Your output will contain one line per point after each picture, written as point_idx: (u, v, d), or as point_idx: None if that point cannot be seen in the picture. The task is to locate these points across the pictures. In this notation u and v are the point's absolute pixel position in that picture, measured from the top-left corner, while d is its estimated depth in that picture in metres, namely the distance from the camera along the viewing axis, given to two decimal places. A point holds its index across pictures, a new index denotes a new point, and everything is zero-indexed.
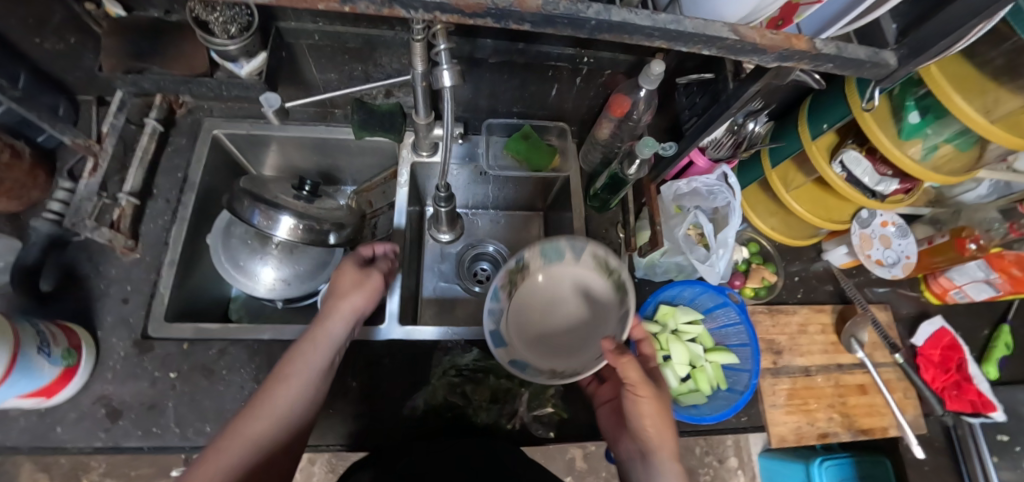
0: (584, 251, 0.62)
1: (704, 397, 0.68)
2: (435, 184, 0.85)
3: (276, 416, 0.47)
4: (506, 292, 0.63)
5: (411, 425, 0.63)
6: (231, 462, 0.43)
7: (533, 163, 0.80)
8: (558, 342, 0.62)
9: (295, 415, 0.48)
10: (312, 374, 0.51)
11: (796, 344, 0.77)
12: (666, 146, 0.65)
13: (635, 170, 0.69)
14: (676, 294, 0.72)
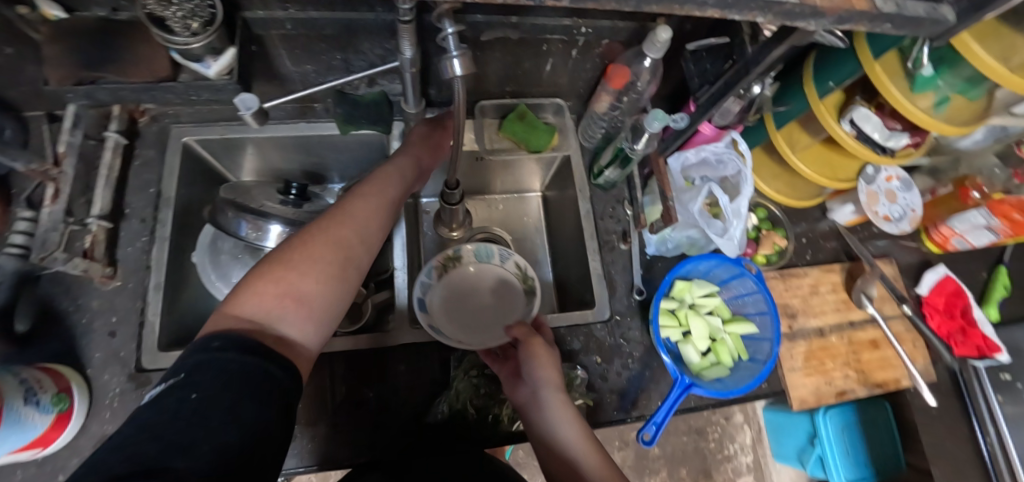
0: (510, 258, 0.73)
1: (725, 369, 0.67)
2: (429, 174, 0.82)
3: (352, 226, 0.53)
4: (437, 274, 0.71)
5: (435, 432, 0.61)
6: (326, 254, 0.49)
7: (532, 144, 0.76)
8: (467, 327, 0.69)
9: (366, 231, 0.54)
10: (389, 203, 0.58)
11: (809, 306, 0.77)
12: (677, 116, 0.63)
13: (643, 145, 0.67)
14: (691, 268, 0.70)
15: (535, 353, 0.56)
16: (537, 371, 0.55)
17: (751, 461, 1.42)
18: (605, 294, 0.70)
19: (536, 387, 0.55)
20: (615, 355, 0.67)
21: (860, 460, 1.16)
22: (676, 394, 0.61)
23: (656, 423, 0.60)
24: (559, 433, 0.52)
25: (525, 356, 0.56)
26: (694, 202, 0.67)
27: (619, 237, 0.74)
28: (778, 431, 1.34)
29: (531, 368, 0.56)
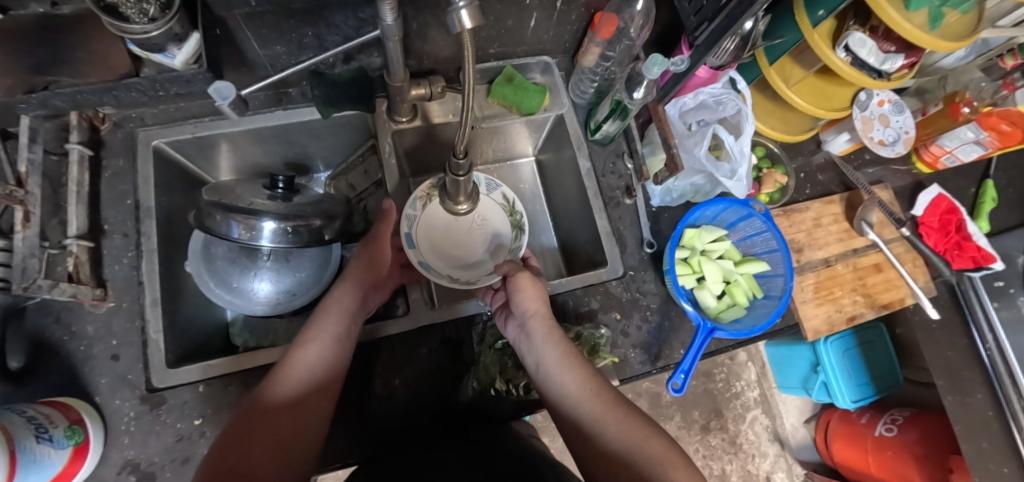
0: (497, 189, 0.74)
1: (742, 310, 0.68)
2: (421, 151, 0.79)
3: (296, 380, 0.51)
4: (422, 205, 0.71)
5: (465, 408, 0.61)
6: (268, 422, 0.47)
7: (524, 106, 0.73)
8: (454, 253, 0.73)
9: (310, 382, 0.51)
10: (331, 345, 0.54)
11: (813, 239, 0.78)
12: (676, 60, 0.62)
13: (642, 95, 0.64)
14: (700, 215, 0.69)
15: (522, 285, 0.60)
16: (525, 299, 0.59)
17: (758, 395, 1.48)
18: (617, 251, 0.69)
19: (523, 317, 0.59)
20: (633, 309, 0.66)
21: (861, 379, 1.22)
22: (701, 339, 0.61)
23: (684, 371, 0.60)
24: (543, 357, 0.56)
25: (511, 289, 0.60)
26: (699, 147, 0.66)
27: (624, 192, 0.72)
28: (782, 364, 1.39)
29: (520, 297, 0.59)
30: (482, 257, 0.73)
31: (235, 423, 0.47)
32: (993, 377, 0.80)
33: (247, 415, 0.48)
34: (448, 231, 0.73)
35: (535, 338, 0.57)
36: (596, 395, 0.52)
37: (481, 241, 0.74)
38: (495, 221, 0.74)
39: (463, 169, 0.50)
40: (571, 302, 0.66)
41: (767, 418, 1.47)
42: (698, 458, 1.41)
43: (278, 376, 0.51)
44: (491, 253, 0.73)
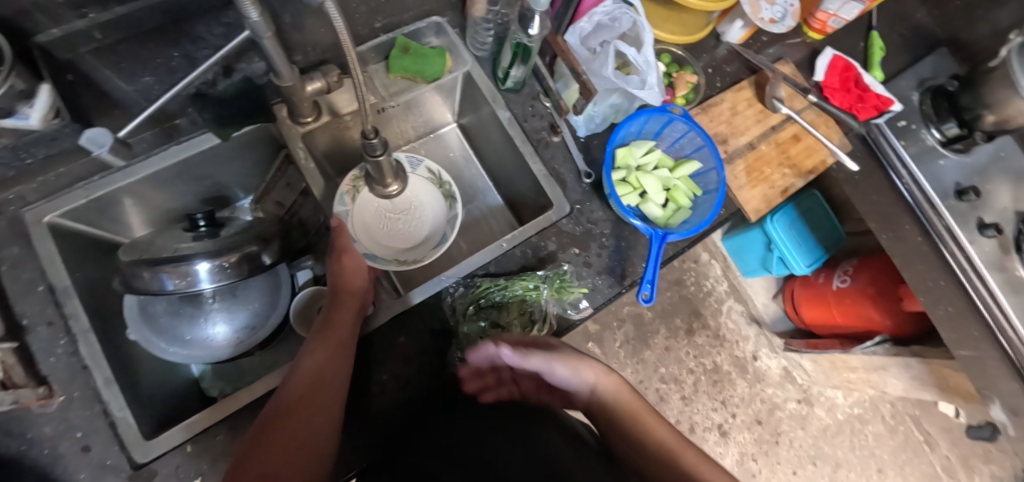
0: (421, 165, 0.73)
1: (686, 210, 0.71)
2: (340, 147, 0.76)
3: (313, 381, 0.49)
4: (350, 198, 0.68)
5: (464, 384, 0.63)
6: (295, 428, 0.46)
7: (427, 73, 0.71)
8: (396, 235, 0.71)
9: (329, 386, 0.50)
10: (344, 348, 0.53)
11: (734, 127, 0.81)
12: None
13: (537, 30, 0.64)
14: (625, 133, 0.71)
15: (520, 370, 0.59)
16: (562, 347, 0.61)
17: (728, 287, 1.58)
18: (558, 189, 0.70)
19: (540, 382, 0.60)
20: (589, 240, 0.68)
21: (809, 244, 1.33)
22: (656, 247, 0.64)
23: (650, 281, 0.63)
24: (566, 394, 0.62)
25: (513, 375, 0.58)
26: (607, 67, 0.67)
27: (549, 131, 0.72)
28: (740, 253, 1.49)
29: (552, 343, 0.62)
30: (427, 228, 0.72)
31: (257, 430, 0.45)
32: (915, 207, 0.84)
33: (267, 422, 0.46)
34: (386, 215, 0.72)
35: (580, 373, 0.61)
36: (642, 410, 0.60)
37: (421, 212, 0.72)
38: (428, 190, 0.73)
39: (379, 149, 0.49)
40: (529, 250, 0.67)
41: (740, 305, 1.58)
42: (690, 360, 1.50)
43: (290, 381, 0.50)
44: (431, 224, 0.72)
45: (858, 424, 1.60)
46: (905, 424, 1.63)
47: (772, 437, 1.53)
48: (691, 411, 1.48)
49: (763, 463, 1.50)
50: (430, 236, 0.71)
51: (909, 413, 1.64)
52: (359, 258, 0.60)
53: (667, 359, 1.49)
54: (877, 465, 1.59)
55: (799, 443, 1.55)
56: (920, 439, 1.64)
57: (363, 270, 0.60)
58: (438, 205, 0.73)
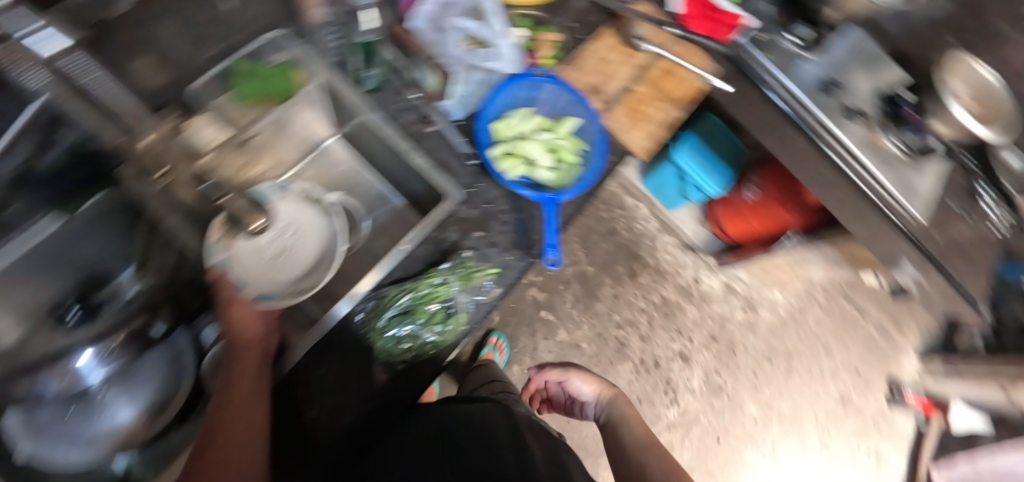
0: (290, 189, 0.67)
1: (576, 167, 0.71)
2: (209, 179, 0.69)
3: (227, 437, 0.47)
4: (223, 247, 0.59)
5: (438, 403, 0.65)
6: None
7: (277, 93, 0.68)
8: (283, 268, 0.64)
9: (249, 433, 0.49)
10: (256, 395, 0.51)
11: (607, 75, 0.82)
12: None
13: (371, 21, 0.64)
14: (496, 107, 0.70)
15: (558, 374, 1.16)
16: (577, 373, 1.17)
17: (658, 225, 1.64)
18: (445, 177, 0.68)
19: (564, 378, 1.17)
20: (489, 219, 0.68)
21: (717, 166, 1.41)
22: (551, 211, 0.66)
23: (553, 245, 0.66)
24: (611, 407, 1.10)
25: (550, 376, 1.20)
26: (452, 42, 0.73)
27: (422, 121, 0.70)
28: (660, 190, 1.55)
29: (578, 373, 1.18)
30: (318, 251, 0.66)
31: None
32: (789, 111, 0.90)
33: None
34: (268, 252, 0.64)
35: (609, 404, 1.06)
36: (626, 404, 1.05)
37: (304, 238, 0.66)
38: (305, 210, 0.67)
39: None
40: (431, 246, 0.66)
41: (673, 237, 1.65)
42: (640, 300, 1.57)
43: (205, 443, 0.47)
44: (322, 241, 0.66)
45: (800, 315, 1.74)
46: (840, 304, 1.79)
47: (728, 349, 1.64)
48: (651, 347, 1.55)
49: (726, 375, 1.62)
50: (322, 259, 0.65)
51: (841, 293, 1.79)
52: (251, 305, 0.56)
53: (618, 305, 1.55)
54: (823, 345, 1.75)
55: (754, 347, 1.67)
56: (854, 312, 1.80)
57: (256, 316, 0.55)
58: (321, 223, 0.66)
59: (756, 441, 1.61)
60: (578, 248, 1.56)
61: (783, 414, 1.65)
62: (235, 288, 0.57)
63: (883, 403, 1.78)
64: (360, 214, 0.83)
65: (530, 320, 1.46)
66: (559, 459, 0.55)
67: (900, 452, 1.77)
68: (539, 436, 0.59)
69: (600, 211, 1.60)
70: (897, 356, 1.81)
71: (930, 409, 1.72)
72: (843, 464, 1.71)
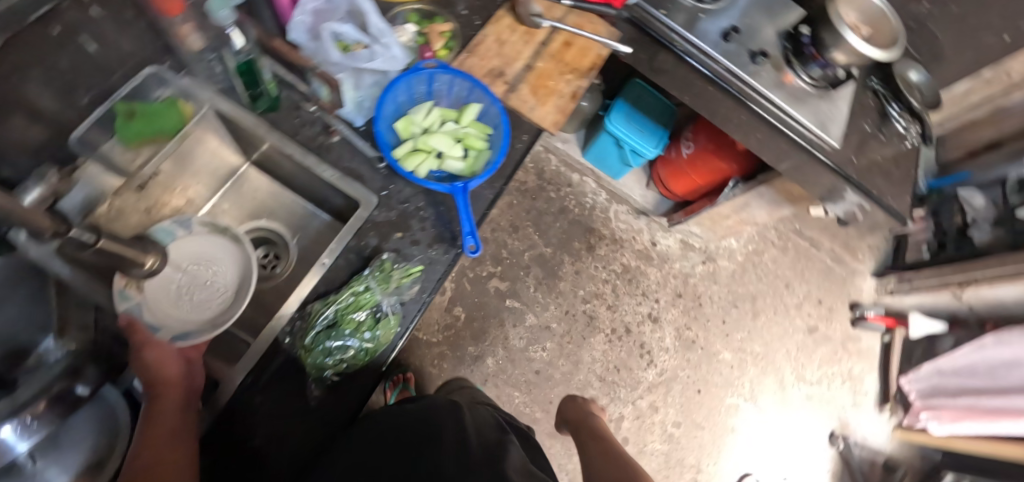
0: (192, 222, 0.65)
1: (486, 151, 0.71)
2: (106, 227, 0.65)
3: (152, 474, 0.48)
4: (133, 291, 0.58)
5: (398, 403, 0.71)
6: None
7: (165, 129, 0.66)
8: (203, 302, 0.63)
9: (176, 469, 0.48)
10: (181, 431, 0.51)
11: (507, 56, 0.81)
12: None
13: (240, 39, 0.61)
14: (394, 105, 0.69)
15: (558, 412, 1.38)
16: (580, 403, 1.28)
17: (607, 195, 1.68)
18: (357, 185, 0.68)
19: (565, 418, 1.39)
20: (408, 218, 0.68)
21: (649, 127, 1.43)
22: (462, 199, 0.64)
23: (469, 232, 0.64)
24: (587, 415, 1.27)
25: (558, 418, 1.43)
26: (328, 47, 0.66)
27: (325, 133, 0.70)
28: (602, 160, 1.60)
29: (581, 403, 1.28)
30: (234, 281, 0.64)
31: None
32: (709, 74, 0.98)
33: None
34: (182, 290, 0.63)
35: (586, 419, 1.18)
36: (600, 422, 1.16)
37: (219, 270, 0.65)
38: (217, 242, 0.66)
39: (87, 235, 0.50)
40: (353, 256, 0.65)
41: (624, 205, 1.69)
42: (601, 272, 1.60)
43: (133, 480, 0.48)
44: (241, 271, 0.65)
45: (757, 258, 1.81)
46: (791, 240, 1.87)
47: (694, 302, 1.68)
48: (621, 315, 1.59)
49: (697, 328, 1.66)
50: (240, 289, 0.64)
51: (791, 230, 1.88)
52: (167, 346, 0.55)
53: (581, 280, 1.58)
54: (784, 282, 1.82)
55: (718, 297, 1.72)
56: (807, 246, 1.88)
57: (172, 357, 0.55)
58: (234, 253, 0.65)
59: (735, 386, 1.66)
60: (533, 232, 1.57)
61: (756, 354, 1.71)
62: (150, 332, 0.57)
63: (849, 326, 1.84)
64: (288, 239, 0.85)
65: (497, 311, 1.47)
66: (494, 447, 0.61)
67: (872, 369, 1.81)
68: (480, 432, 0.65)
69: (548, 192, 1.63)
70: (853, 280, 1.90)
71: (895, 325, 1.80)
72: (821, 393, 1.75)
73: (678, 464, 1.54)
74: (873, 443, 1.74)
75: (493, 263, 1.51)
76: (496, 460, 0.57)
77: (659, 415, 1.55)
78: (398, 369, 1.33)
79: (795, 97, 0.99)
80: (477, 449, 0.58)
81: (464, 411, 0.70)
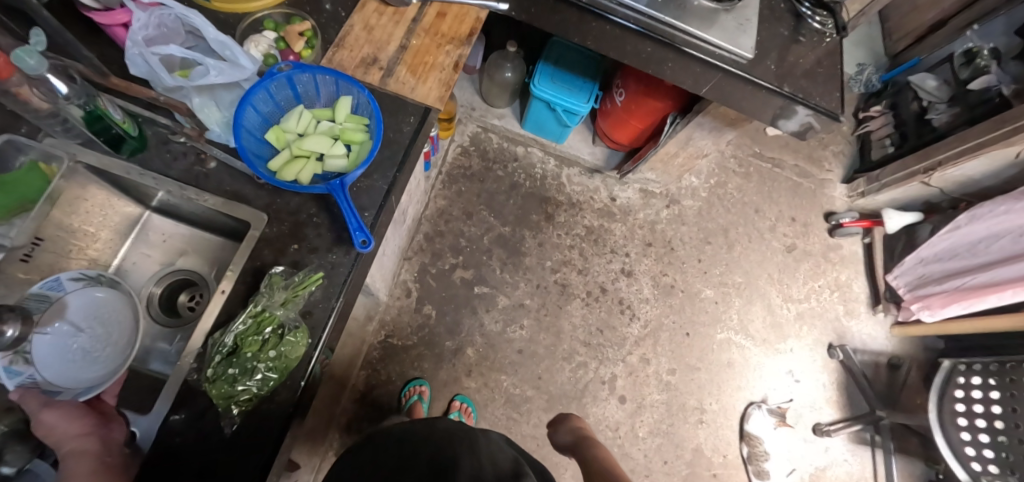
0: (64, 281, 0.62)
1: (367, 142, 0.67)
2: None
3: None
4: (23, 364, 0.57)
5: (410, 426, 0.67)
6: None
7: (29, 194, 0.64)
8: (100, 356, 0.62)
9: None
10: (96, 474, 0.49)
11: (378, 42, 0.78)
12: (30, 37, 0.55)
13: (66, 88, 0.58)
14: (259, 115, 0.66)
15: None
16: (574, 423, 1.09)
17: (556, 161, 1.66)
18: (241, 205, 0.66)
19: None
20: (300, 226, 0.66)
21: (578, 84, 1.41)
22: (341, 195, 0.62)
23: (356, 227, 0.63)
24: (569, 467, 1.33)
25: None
26: (162, 71, 0.60)
27: (198, 161, 0.68)
28: (541, 127, 1.57)
29: (576, 422, 1.09)
30: (126, 327, 0.65)
31: None
32: (605, 13, 0.95)
33: None
34: (73, 351, 0.61)
35: (584, 447, 0.98)
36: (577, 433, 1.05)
37: (106, 319, 0.64)
38: (100, 292, 0.65)
39: None
40: (249, 277, 0.63)
41: (575, 168, 1.67)
42: (565, 238, 1.58)
43: None
44: (132, 309, 0.66)
45: (720, 190, 1.78)
46: (752, 164, 1.84)
47: (666, 248, 1.66)
48: (592, 275, 1.57)
49: (673, 272, 1.64)
50: (129, 330, 0.64)
51: (749, 154, 1.85)
52: (69, 402, 0.54)
53: (547, 251, 1.56)
54: (753, 208, 1.79)
55: (689, 237, 1.70)
56: (769, 167, 1.85)
57: (79, 410, 0.54)
58: (121, 298, 0.66)
59: (724, 321, 1.64)
60: (488, 214, 1.55)
61: (738, 285, 1.69)
62: (48, 395, 0.55)
63: (827, 237, 1.81)
64: (206, 273, 0.79)
65: (467, 300, 1.46)
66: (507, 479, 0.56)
67: (859, 275, 1.79)
68: (492, 455, 0.61)
69: (496, 172, 1.60)
70: (824, 190, 1.87)
71: (872, 226, 1.76)
72: (812, 309, 1.72)
73: (681, 410, 1.52)
74: (874, 345, 1.71)
75: (453, 254, 1.50)
76: None
77: (652, 366, 1.53)
78: (414, 382, 1.34)
79: (701, 19, 0.96)
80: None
81: (482, 437, 0.65)
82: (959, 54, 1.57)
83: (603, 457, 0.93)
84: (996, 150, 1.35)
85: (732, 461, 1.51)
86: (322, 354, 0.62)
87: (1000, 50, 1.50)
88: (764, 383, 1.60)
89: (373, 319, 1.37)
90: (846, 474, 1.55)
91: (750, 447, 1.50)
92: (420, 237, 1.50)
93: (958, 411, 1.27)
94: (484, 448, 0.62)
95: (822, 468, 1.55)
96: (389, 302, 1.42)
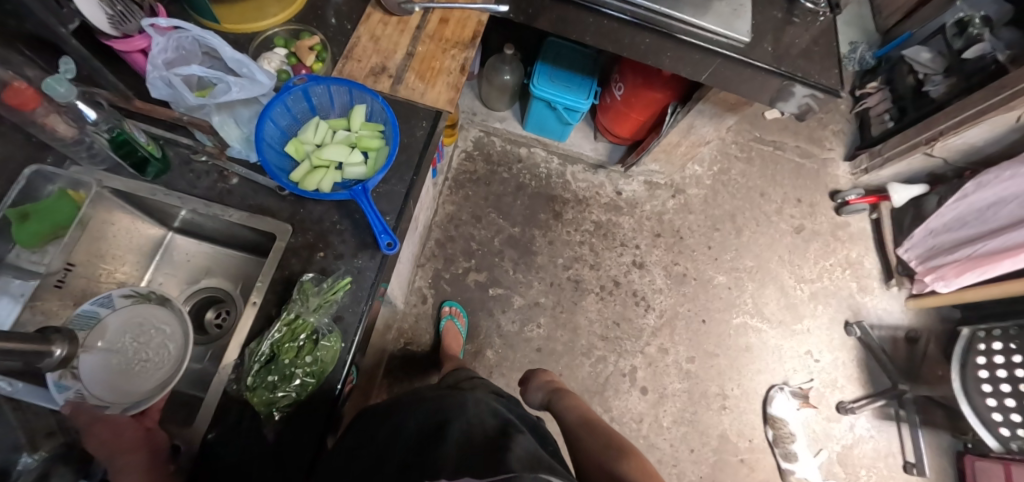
0: (114, 298, 0.64)
1: (383, 147, 0.69)
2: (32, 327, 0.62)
3: None
4: (72, 377, 0.59)
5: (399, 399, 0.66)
6: None
7: (62, 220, 0.65)
8: (147, 371, 0.64)
9: None
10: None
11: (385, 51, 0.80)
12: (60, 66, 0.58)
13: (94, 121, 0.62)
14: (278, 128, 0.68)
15: None
16: (542, 376, 1.09)
17: (559, 160, 1.68)
18: (264, 217, 0.67)
19: None
20: (324, 233, 0.68)
21: (577, 82, 1.42)
22: (365, 200, 0.64)
23: (381, 230, 0.65)
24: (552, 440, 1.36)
25: None
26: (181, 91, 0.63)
27: (222, 177, 0.70)
28: (542, 127, 1.59)
29: (543, 376, 1.09)
30: (171, 344, 0.65)
31: None
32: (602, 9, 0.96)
33: None
34: (124, 365, 0.63)
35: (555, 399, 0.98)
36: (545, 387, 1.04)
37: (152, 335, 0.65)
38: (145, 310, 0.66)
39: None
40: (279, 287, 0.64)
41: (579, 164, 1.69)
42: (574, 235, 1.60)
43: None
44: (177, 326, 0.66)
45: (724, 177, 1.79)
46: (754, 149, 1.85)
47: (675, 237, 1.67)
48: (604, 269, 1.58)
49: (684, 261, 1.65)
50: (174, 347, 0.65)
51: (750, 139, 1.87)
52: (119, 417, 0.54)
53: (557, 248, 1.57)
54: (758, 192, 1.80)
55: (697, 225, 1.71)
56: (771, 150, 1.86)
57: (127, 424, 0.54)
58: (165, 316, 0.66)
59: (738, 306, 1.64)
60: (496, 216, 1.57)
61: (750, 269, 1.69)
62: (98, 409, 0.56)
63: (835, 215, 1.81)
64: (230, 289, 0.81)
65: (483, 302, 1.47)
66: (498, 432, 0.54)
67: (869, 251, 1.79)
68: (481, 410, 0.58)
69: (500, 174, 1.62)
70: (827, 169, 1.87)
71: (878, 201, 1.76)
72: (825, 288, 1.72)
73: (703, 397, 1.52)
74: (890, 319, 1.71)
75: (465, 258, 1.51)
76: (498, 447, 0.50)
77: (671, 356, 1.54)
78: None
79: (696, 7, 0.98)
80: (477, 448, 0.51)
81: (466, 397, 0.61)
82: (951, 25, 1.58)
83: (575, 406, 0.93)
84: (997, 116, 1.36)
85: (758, 444, 1.50)
86: (355, 357, 0.63)
87: (991, 17, 1.51)
88: (783, 365, 1.60)
89: (391, 328, 1.38)
90: (873, 450, 1.55)
91: (774, 430, 1.48)
92: (432, 243, 1.51)
93: (982, 377, 1.26)
94: (472, 410, 0.58)
95: (849, 446, 1.55)
96: (405, 310, 1.44)
